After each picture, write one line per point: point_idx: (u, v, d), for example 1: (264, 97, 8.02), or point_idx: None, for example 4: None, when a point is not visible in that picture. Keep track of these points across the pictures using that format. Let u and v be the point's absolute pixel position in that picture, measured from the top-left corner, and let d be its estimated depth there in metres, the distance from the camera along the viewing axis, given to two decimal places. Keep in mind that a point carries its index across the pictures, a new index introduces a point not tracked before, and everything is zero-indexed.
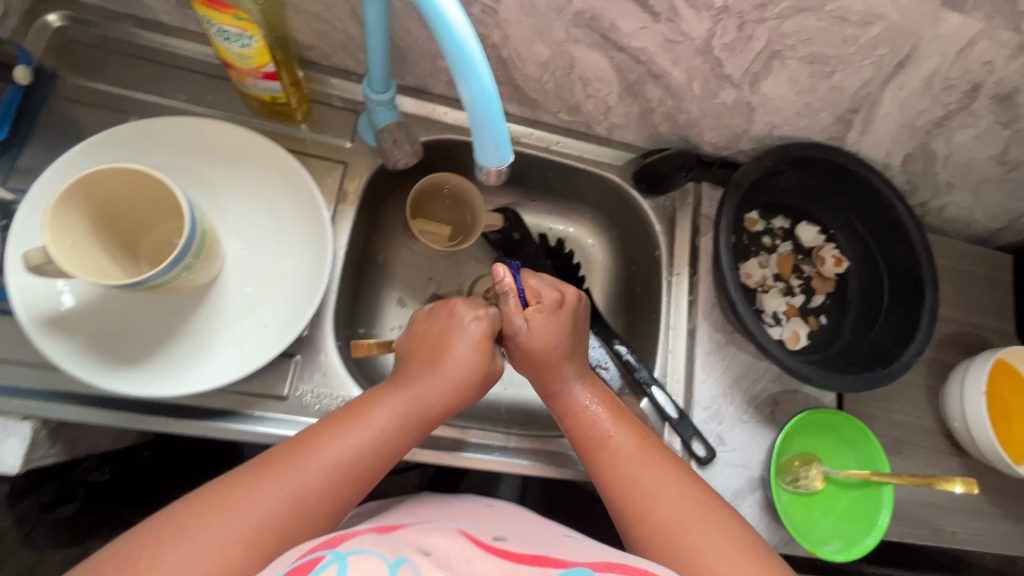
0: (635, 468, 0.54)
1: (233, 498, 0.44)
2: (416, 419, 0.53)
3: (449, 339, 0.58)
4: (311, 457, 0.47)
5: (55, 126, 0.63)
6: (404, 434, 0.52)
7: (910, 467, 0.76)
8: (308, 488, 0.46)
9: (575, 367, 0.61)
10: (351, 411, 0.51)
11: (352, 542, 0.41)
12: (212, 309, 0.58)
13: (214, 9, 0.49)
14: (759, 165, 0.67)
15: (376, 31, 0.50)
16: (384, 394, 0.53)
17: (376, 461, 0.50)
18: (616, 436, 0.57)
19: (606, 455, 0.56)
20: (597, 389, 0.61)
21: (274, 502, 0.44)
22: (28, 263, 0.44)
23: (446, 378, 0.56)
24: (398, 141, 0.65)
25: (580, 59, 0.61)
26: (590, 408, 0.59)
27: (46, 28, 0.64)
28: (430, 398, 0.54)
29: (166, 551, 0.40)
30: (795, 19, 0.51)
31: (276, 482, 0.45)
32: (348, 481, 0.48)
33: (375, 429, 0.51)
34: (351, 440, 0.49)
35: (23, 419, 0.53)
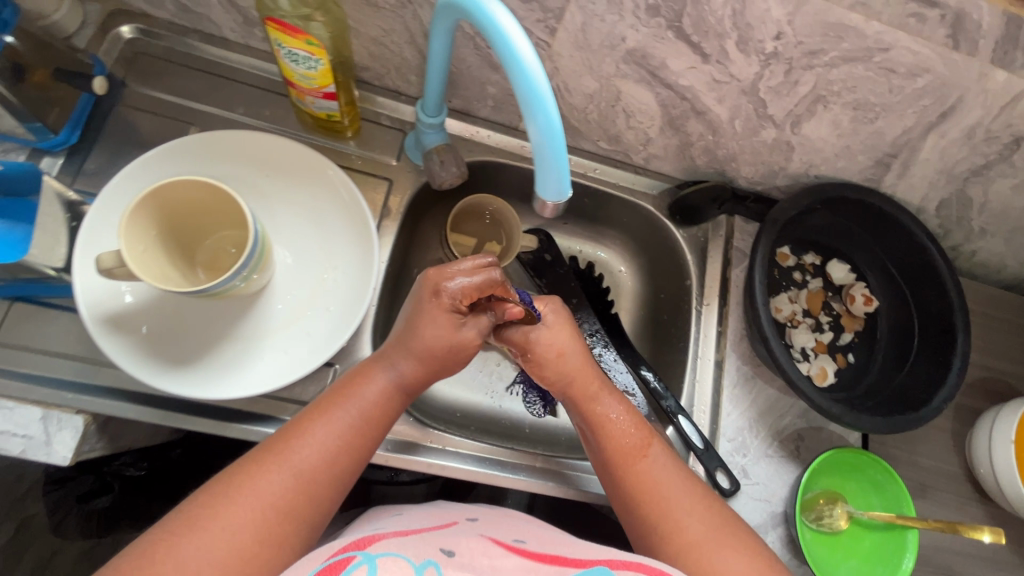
0: (669, 483, 0.54)
1: (230, 495, 0.44)
2: (403, 389, 0.54)
3: (421, 317, 0.53)
4: (305, 436, 0.48)
5: (119, 132, 0.66)
6: (393, 406, 0.53)
7: (933, 511, 0.76)
8: (306, 470, 0.47)
9: (604, 380, 0.60)
10: (341, 390, 0.52)
11: (380, 544, 0.43)
12: (260, 317, 0.59)
13: (287, 33, 0.51)
14: (796, 203, 0.68)
15: (437, 61, 0.52)
16: (367, 369, 0.53)
17: (369, 434, 0.51)
18: (652, 450, 0.56)
19: (642, 465, 0.55)
20: (627, 405, 0.59)
21: (278, 483, 0.45)
22: (100, 265, 0.47)
23: (418, 347, 0.53)
24: (444, 161, 0.66)
25: (626, 93, 0.63)
26: (620, 426, 0.57)
27: (118, 39, 0.67)
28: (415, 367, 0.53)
29: (196, 529, 0.42)
30: (843, 67, 0.53)
31: (273, 466, 0.46)
32: (344, 460, 0.49)
33: (363, 403, 0.51)
34: (339, 416, 0.50)
35: (76, 413, 0.55)
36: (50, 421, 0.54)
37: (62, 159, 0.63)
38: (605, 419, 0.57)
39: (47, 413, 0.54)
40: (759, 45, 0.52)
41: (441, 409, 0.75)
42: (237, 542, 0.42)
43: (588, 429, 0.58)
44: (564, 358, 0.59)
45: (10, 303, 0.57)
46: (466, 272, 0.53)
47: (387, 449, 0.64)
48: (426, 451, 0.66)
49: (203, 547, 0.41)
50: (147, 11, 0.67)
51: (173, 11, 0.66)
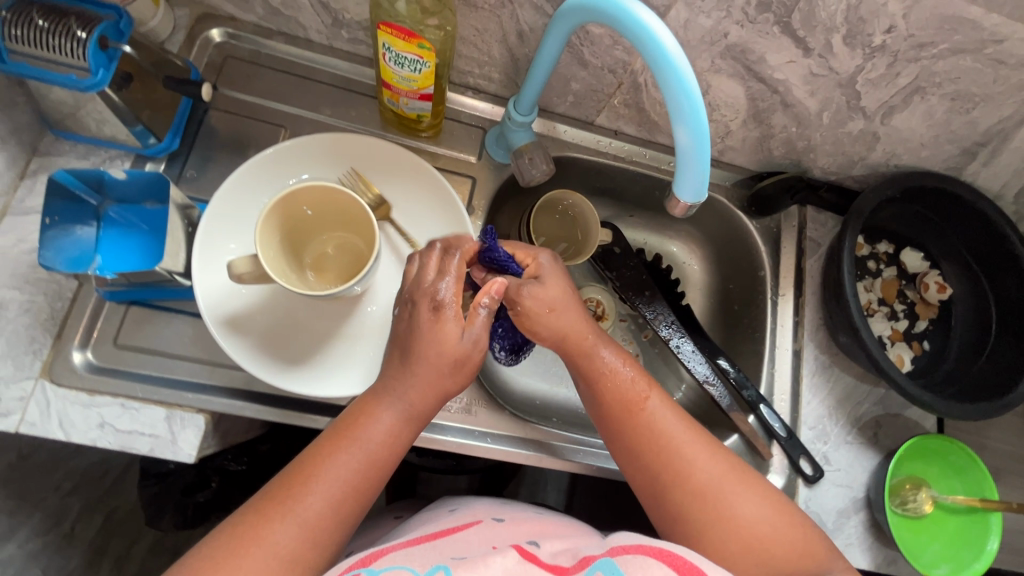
0: (672, 430, 0.53)
1: (239, 552, 0.42)
2: (409, 425, 0.49)
3: (415, 342, 0.48)
4: (313, 483, 0.45)
5: (212, 136, 0.67)
6: (399, 445, 0.49)
7: (1007, 495, 0.77)
8: (314, 518, 0.44)
9: (598, 329, 0.56)
10: (344, 430, 0.48)
11: (387, 559, 0.42)
12: (365, 315, 0.61)
13: (399, 38, 0.52)
14: (880, 193, 0.69)
15: (546, 61, 0.53)
16: (369, 407, 0.48)
17: (377, 474, 0.48)
18: (650, 397, 0.54)
19: (641, 419, 0.53)
20: (620, 351, 0.56)
21: (283, 536, 0.43)
22: (233, 271, 0.48)
23: (425, 384, 0.48)
24: (533, 159, 0.67)
25: (715, 87, 0.64)
26: (621, 374, 0.54)
27: (207, 42, 0.68)
28: (419, 404, 0.49)
29: None
30: (950, 59, 0.53)
31: (279, 514, 0.44)
32: (351, 501, 0.46)
33: (368, 447, 0.47)
34: (346, 461, 0.47)
35: (197, 412, 0.57)
36: (174, 420, 0.56)
37: (163, 164, 0.64)
38: (603, 369, 0.54)
39: (171, 413, 0.56)
40: (867, 38, 0.52)
41: (523, 401, 0.77)
42: None
43: (586, 380, 0.55)
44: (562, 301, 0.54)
45: (127, 307, 0.58)
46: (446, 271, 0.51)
47: (485, 442, 0.67)
48: (522, 443, 0.68)
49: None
50: (235, 14, 0.67)
51: (261, 14, 0.67)
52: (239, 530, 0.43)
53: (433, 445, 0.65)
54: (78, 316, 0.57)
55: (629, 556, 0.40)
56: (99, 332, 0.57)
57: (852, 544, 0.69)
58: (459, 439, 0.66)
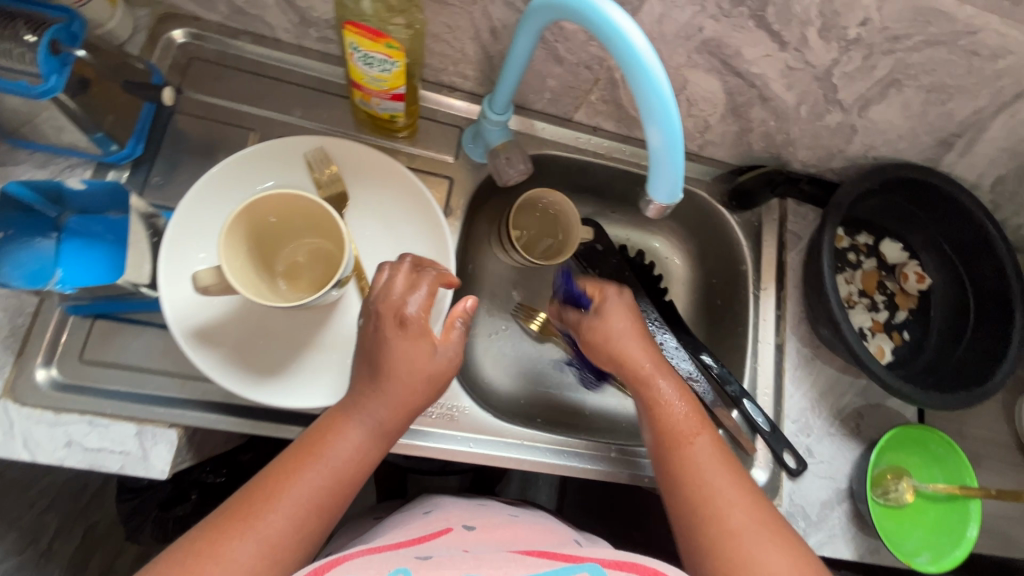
0: (714, 472, 0.52)
1: (190, 569, 0.40)
2: (376, 440, 0.48)
3: (386, 357, 0.47)
4: (276, 499, 0.44)
5: (178, 140, 0.65)
6: (366, 463, 0.48)
7: (987, 481, 0.78)
8: (273, 538, 0.43)
9: (660, 360, 0.59)
10: (312, 445, 0.46)
11: (343, 567, 0.41)
12: (341, 323, 0.60)
13: (365, 37, 0.50)
14: (858, 185, 0.69)
15: (519, 59, 0.52)
16: (339, 420, 0.48)
17: (342, 493, 0.46)
18: (697, 438, 0.54)
19: (687, 454, 0.53)
20: (681, 388, 0.58)
21: (240, 557, 0.41)
22: (198, 283, 0.47)
23: (393, 399, 0.47)
24: (511, 159, 0.65)
25: (692, 82, 0.63)
26: (674, 407, 0.56)
27: (169, 43, 0.65)
28: (386, 417, 0.48)
29: None
30: (925, 52, 0.53)
31: (237, 531, 0.42)
32: (314, 521, 0.45)
33: (333, 464, 0.46)
34: (310, 479, 0.45)
35: (169, 427, 0.56)
36: (145, 436, 0.55)
37: (127, 171, 0.62)
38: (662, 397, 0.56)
39: (141, 428, 0.55)
40: (841, 31, 0.52)
41: (506, 402, 0.77)
42: None
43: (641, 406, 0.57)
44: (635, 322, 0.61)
45: (92, 320, 0.56)
46: (408, 287, 0.50)
47: (468, 447, 0.66)
48: (505, 446, 0.67)
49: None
50: (198, 14, 0.65)
51: (225, 13, 0.64)
52: (194, 547, 0.41)
53: (414, 451, 0.64)
54: (40, 331, 0.55)
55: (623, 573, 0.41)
56: (63, 348, 0.56)
57: (835, 535, 0.70)
58: (441, 444, 0.65)
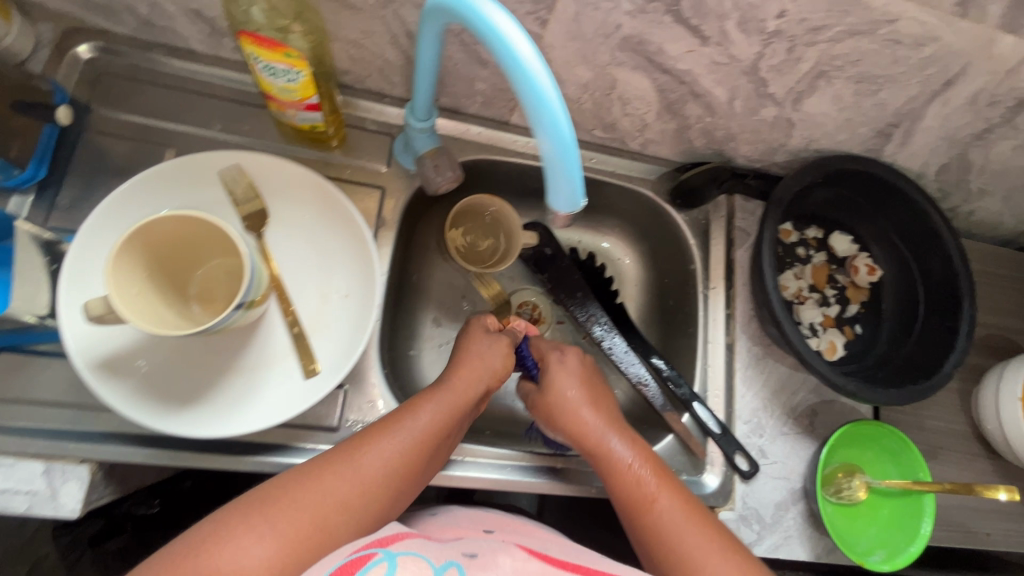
0: (680, 535, 0.52)
1: (289, 497, 0.46)
2: (460, 404, 0.57)
3: (473, 338, 0.63)
4: (373, 440, 0.51)
5: (91, 159, 0.62)
6: (449, 425, 0.55)
7: (945, 472, 0.77)
8: (365, 477, 0.49)
9: (610, 421, 0.61)
10: (404, 407, 0.55)
11: (402, 543, 0.45)
12: (262, 345, 0.57)
13: (263, 47, 0.48)
14: (798, 179, 0.67)
15: (427, 63, 0.49)
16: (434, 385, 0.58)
17: (427, 449, 0.53)
18: (660, 499, 0.55)
19: (649, 520, 0.54)
20: (636, 444, 0.59)
21: (339, 484, 0.48)
22: (89, 312, 0.44)
23: (477, 365, 0.61)
24: (439, 166, 0.63)
25: (621, 80, 0.61)
26: (635, 468, 0.57)
27: (76, 60, 0.62)
28: (467, 386, 0.58)
29: (244, 529, 0.43)
30: (847, 42, 0.51)
31: (337, 468, 0.49)
32: (399, 465, 0.51)
33: (421, 423, 0.53)
34: (402, 432, 0.52)
35: (80, 462, 0.53)
36: (53, 474, 0.52)
37: (33, 195, 0.59)
38: (618, 464, 0.58)
39: (49, 466, 0.52)
40: (760, 24, 0.50)
41: None
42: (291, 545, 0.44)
43: (608, 474, 0.58)
44: (579, 389, 0.63)
45: None
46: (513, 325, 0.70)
47: None
48: (449, 463, 0.65)
49: (263, 535, 0.43)
50: (105, 27, 0.62)
51: (133, 25, 0.61)
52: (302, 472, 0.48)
53: None
54: None
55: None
56: None
57: (790, 537, 0.69)
58: None
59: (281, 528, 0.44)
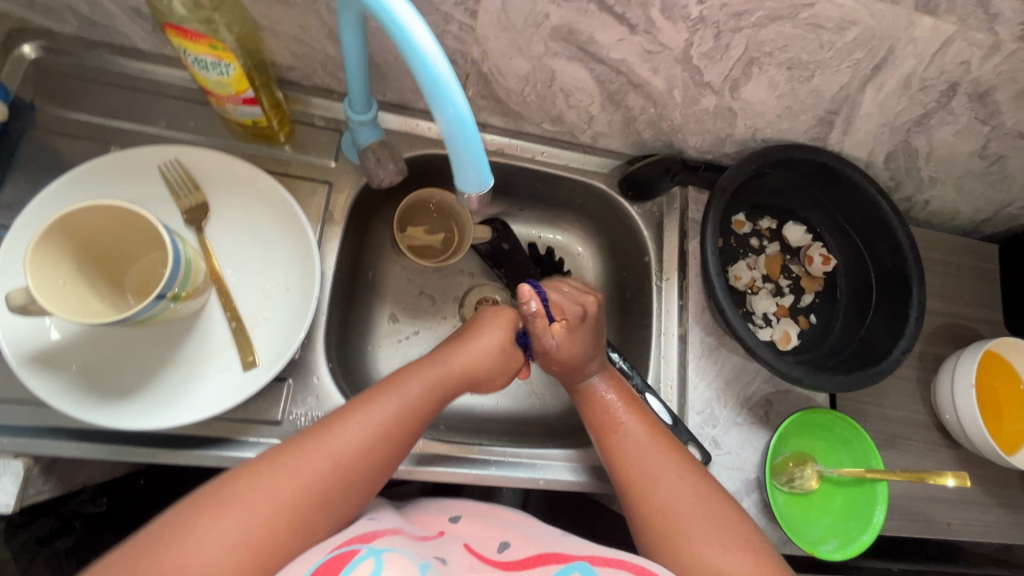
0: (645, 456, 0.57)
1: (258, 480, 0.45)
2: (445, 388, 0.57)
3: (480, 329, 0.62)
4: (349, 422, 0.50)
5: (35, 156, 0.62)
6: (434, 400, 0.56)
7: (905, 461, 0.76)
8: (346, 456, 0.48)
9: (598, 360, 0.65)
10: (388, 383, 0.54)
11: (383, 539, 0.44)
12: (200, 338, 0.58)
13: (189, 40, 0.49)
14: (743, 169, 0.67)
15: (354, 53, 0.50)
16: (415, 367, 0.57)
17: (408, 431, 0.53)
18: (627, 422, 0.61)
19: (614, 440, 0.60)
20: (612, 379, 0.65)
21: (318, 467, 0.47)
22: (11, 303, 0.44)
23: (475, 351, 0.60)
24: (380, 159, 0.64)
25: (559, 72, 0.61)
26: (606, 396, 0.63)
27: (21, 59, 0.63)
28: (460, 370, 0.58)
29: (211, 516, 0.42)
30: (771, 27, 0.52)
31: (317, 448, 0.48)
32: (380, 448, 0.51)
33: (407, 401, 0.53)
34: (387, 410, 0.52)
35: (14, 457, 0.53)
36: None
37: None
38: (597, 395, 0.63)
39: None
40: (683, 10, 0.51)
41: None
42: (265, 528, 0.43)
43: (578, 399, 0.65)
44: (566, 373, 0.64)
45: None
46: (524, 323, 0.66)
47: None
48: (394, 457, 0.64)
49: (234, 520, 0.42)
50: (51, 27, 0.63)
51: (77, 25, 0.62)
52: (279, 452, 0.47)
53: None
54: None
55: (611, 569, 0.44)
56: None
57: None
58: None
59: (258, 518, 0.43)
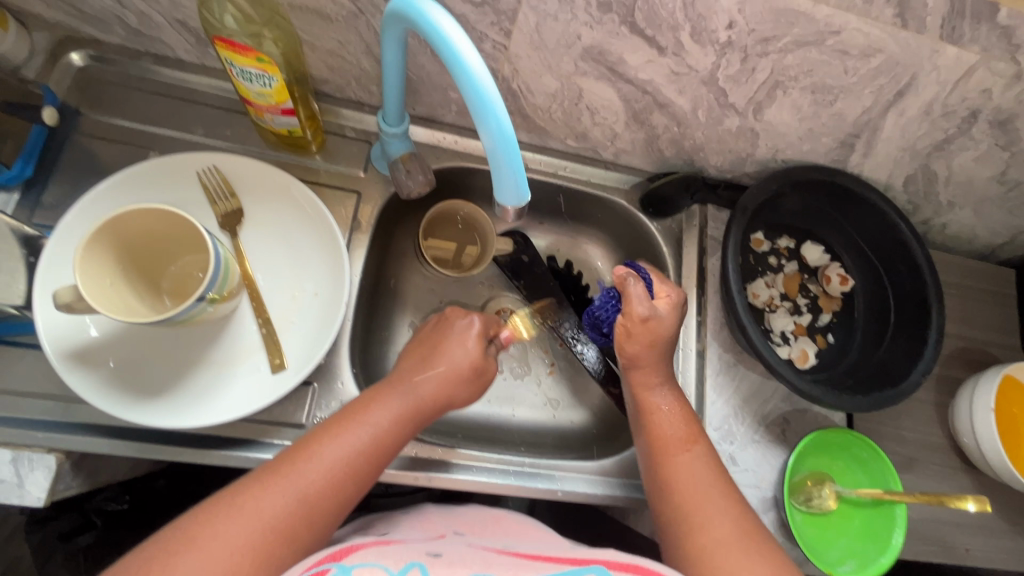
0: (703, 479, 0.56)
1: (221, 525, 0.44)
2: (410, 414, 0.55)
3: (446, 349, 0.60)
4: (308, 459, 0.49)
5: (76, 160, 0.64)
6: (401, 426, 0.55)
7: (923, 484, 0.76)
8: (308, 491, 0.48)
9: (666, 371, 0.63)
10: (349, 411, 0.53)
11: (358, 553, 0.44)
12: (230, 340, 0.59)
13: (237, 53, 0.51)
14: (764, 189, 0.69)
15: (393, 68, 0.51)
16: (380, 394, 0.55)
17: (374, 460, 0.52)
18: (695, 448, 0.58)
19: (680, 459, 0.57)
20: (680, 399, 0.63)
21: (277, 505, 0.46)
22: (58, 300, 0.46)
23: (439, 376, 0.58)
24: (410, 171, 0.65)
25: (587, 90, 0.63)
26: (666, 413, 0.61)
27: (68, 67, 0.66)
28: (425, 394, 0.57)
29: (178, 559, 0.42)
30: (797, 52, 0.53)
31: (279, 484, 0.47)
32: (343, 480, 0.49)
33: (371, 431, 0.52)
34: (349, 441, 0.51)
35: (48, 452, 0.54)
36: (21, 462, 0.53)
37: (19, 193, 0.62)
38: (657, 408, 0.61)
39: (17, 455, 0.53)
40: (712, 35, 0.53)
41: None
42: (233, 567, 0.42)
43: (637, 408, 0.63)
44: (649, 352, 0.62)
45: None
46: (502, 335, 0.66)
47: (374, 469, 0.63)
48: (409, 463, 0.64)
49: (196, 563, 0.42)
50: (98, 37, 0.65)
51: (123, 35, 0.65)
52: (239, 490, 0.46)
53: None
54: None
55: None
56: None
57: None
58: None
59: (223, 563, 0.42)
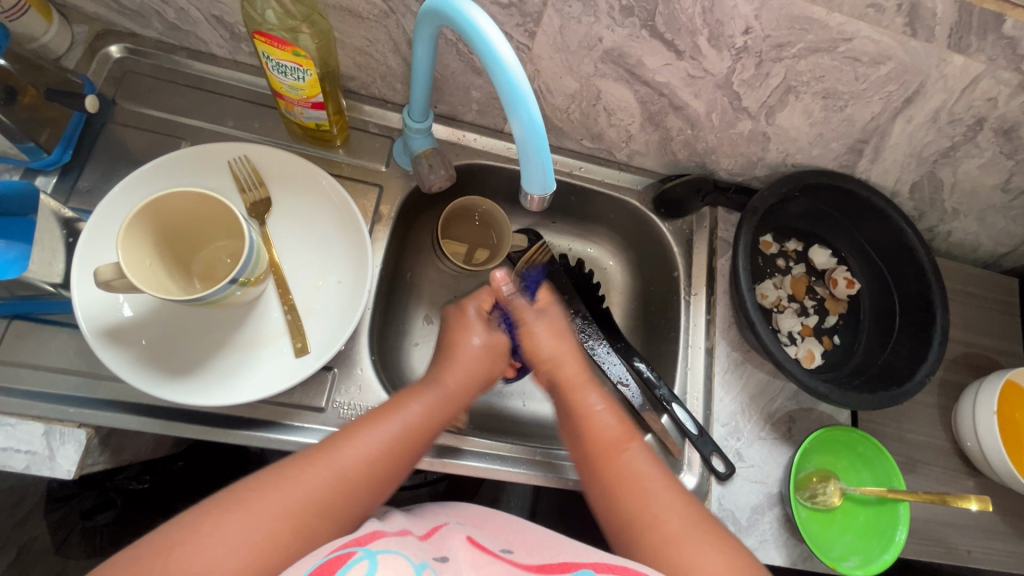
0: (646, 476, 0.55)
1: (256, 495, 0.45)
2: (445, 407, 0.58)
3: (461, 338, 0.65)
4: (348, 441, 0.51)
5: (110, 147, 0.67)
6: (434, 419, 0.57)
7: (926, 485, 0.77)
8: (348, 470, 0.49)
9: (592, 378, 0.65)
10: (387, 403, 0.56)
11: (380, 541, 0.42)
12: (255, 324, 0.61)
13: (275, 46, 0.53)
14: (774, 191, 0.70)
15: (422, 66, 0.54)
16: (413, 389, 0.58)
17: (410, 447, 0.54)
18: (630, 447, 0.58)
19: (616, 460, 0.56)
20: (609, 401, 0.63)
21: (320, 481, 0.47)
22: (99, 277, 0.48)
23: (462, 370, 0.62)
24: (433, 165, 0.68)
25: (605, 92, 0.65)
26: (599, 415, 0.60)
27: (106, 58, 0.68)
28: (453, 389, 0.60)
29: (214, 526, 0.42)
30: (810, 58, 0.56)
31: (319, 462, 0.48)
32: (386, 463, 0.51)
33: (405, 420, 0.55)
34: (386, 427, 0.53)
35: (78, 426, 0.55)
36: (53, 435, 0.54)
37: (56, 177, 0.64)
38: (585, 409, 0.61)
39: (50, 428, 0.55)
40: (729, 40, 0.55)
41: None
42: (269, 533, 0.43)
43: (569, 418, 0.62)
44: (568, 356, 0.66)
45: (9, 320, 0.57)
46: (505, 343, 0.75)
47: None
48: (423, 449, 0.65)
49: (241, 524, 0.42)
50: (136, 31, 0.68)
51: (160, 30, 0.67)
52: (282, 467, 0.47)
53: None
54: None
55: None
56: None
57: (767, 541, 0.69)
58: None
59: (262, 527, 0.43)
